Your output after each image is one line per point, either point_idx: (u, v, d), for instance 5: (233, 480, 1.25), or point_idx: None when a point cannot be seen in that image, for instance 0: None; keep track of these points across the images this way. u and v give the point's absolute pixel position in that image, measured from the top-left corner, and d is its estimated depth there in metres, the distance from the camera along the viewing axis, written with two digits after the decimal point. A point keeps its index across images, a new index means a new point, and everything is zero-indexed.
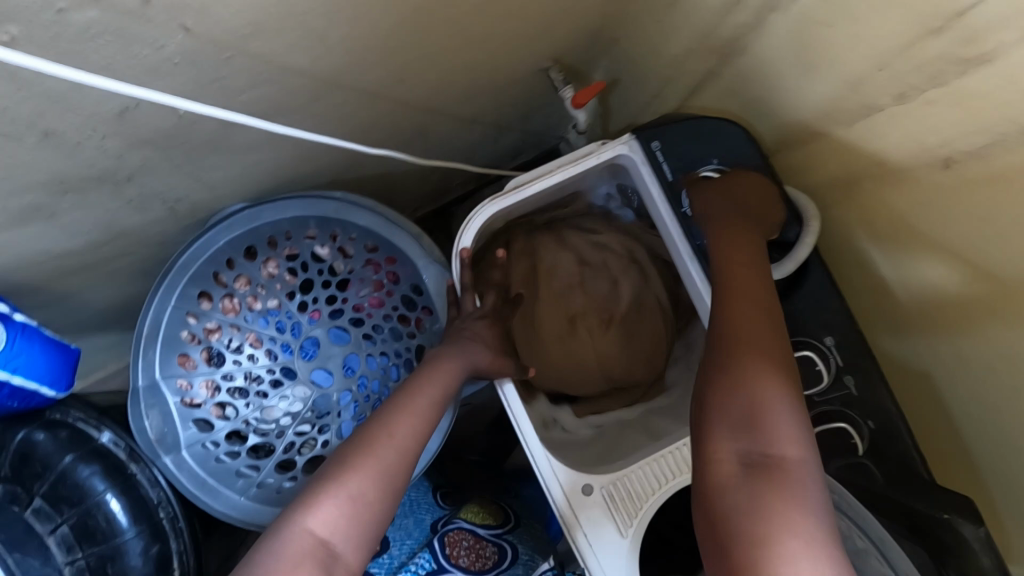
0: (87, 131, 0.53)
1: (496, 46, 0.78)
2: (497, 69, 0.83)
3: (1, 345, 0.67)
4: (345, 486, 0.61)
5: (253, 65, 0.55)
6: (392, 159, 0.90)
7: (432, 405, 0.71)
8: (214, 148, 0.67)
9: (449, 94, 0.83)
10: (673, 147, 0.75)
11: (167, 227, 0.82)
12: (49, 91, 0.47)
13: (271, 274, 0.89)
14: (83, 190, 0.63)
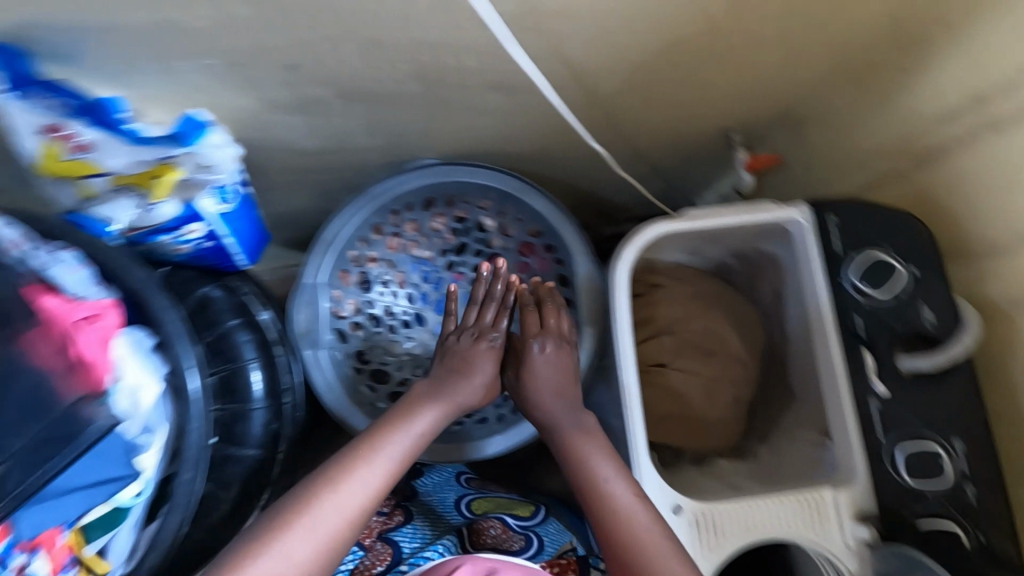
0: (394, 45, 0.63)
1: (709, 94, 0.86)
2: (696, 115, 0.92)
3: (229, 205, 0.73)
4: (276, 549, 0.59)
5: (542, 32, 0.65)
6: (570, 164, 0.98)
7: (397, 460, 0.70)
8: (458, 96, 0.76)
9: (648, 123, 0.92)
10: (850, 225, 0.80)
11: (371, 157, 0.91)
12: (401, 0, 0.56)
13: (436, 229, 0.98)
14: (348, 99, 0.73)
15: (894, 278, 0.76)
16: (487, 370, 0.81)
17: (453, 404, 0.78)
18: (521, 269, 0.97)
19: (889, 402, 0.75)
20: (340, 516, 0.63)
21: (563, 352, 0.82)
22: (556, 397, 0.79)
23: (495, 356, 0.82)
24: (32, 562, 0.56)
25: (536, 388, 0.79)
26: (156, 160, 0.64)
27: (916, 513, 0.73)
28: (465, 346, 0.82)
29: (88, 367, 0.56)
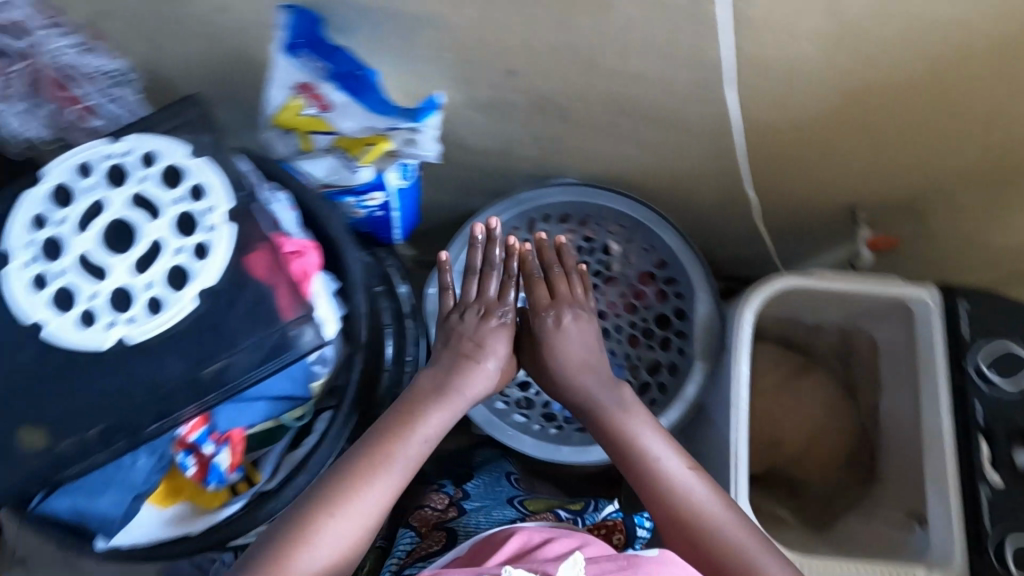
0: (603, 70, 0.69)
1: (854, 172, 0.90)
2: (835, 190, 0.95)
3: (404, 185, 0.82)
4: (322, 538, 0.57)
5: (733, 84, 0.71)
6: (698, 209, 1.03)
7: (408, 459, 0.63)
8: (628, 128, 0.82)
9: (786, 190, 0.96)
10: (978, 317, 0.83)
11: (522, 167, 0.98)
12: (628, 34, 0.63)
13: (564, 243, 1.03)
14: (535, 112, 0.80)
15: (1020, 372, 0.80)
16: (500, 352, 0.72)
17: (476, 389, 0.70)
18: (637, 296, 1.01)
19: (999, 494, 0.76)
20: (382, 491, 0.61)
21: (585, 329, 0.75)
22: (583, 369, 0.73)
23: (499, 333, 0.73)
24: (219, 454, 0.62)
25: (559, 364, 0.73)
26: (388, 127, 0.70)
27: None
28: (473, 323, 0.73)
29: (292, 290, 0.59)
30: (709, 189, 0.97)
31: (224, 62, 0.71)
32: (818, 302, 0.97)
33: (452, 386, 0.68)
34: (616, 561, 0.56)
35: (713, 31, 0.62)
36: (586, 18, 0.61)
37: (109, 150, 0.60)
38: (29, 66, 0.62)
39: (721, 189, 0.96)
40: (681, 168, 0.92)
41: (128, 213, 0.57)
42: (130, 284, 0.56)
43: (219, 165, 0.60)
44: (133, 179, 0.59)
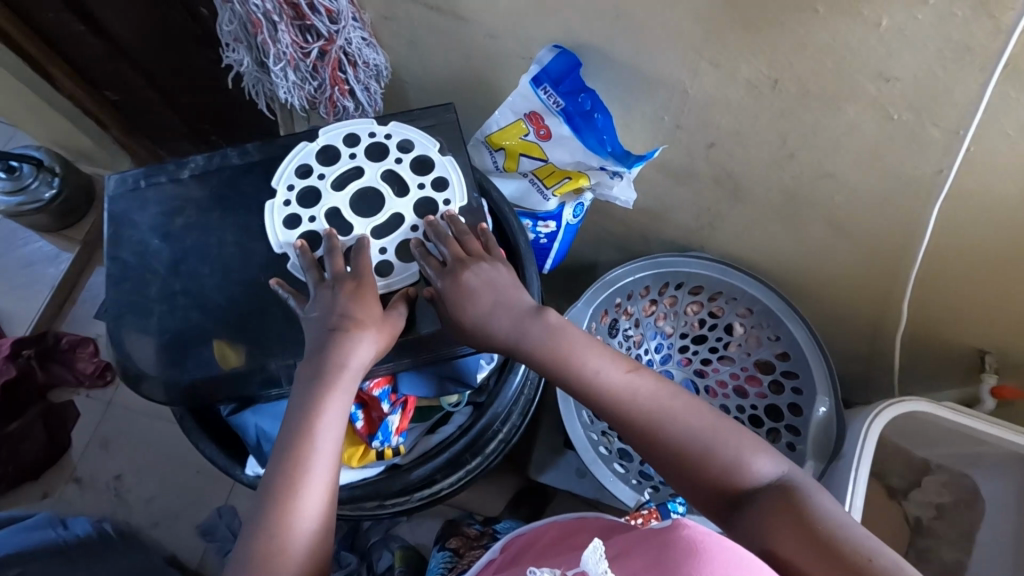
0: (797, 166, 0.75)
1: (997, 325, 0.91)
2: (982, 337, 0.95)
3: (574, 223, 0.87)
4: (293, 492, 0.54)
5: (915, 208, 0.75)
6: (825, 314, 1.05)
7: (332, 425, 0.57)
8: (794, 222, 0.86)
9: (931, 326, 0.96)
10: None
11: (668, 235, 1.02)
12: (840, 138, 0.69)
13: (689, 313, 1.07)
14: (710, 188, 0.86)
15: None
16: (369, 312, 0.61)
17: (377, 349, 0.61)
18: (748, 380, 1.04)
19: None
20: (328, 431, 0.57)
21: (487, 275, 0.63)
22: (499, 309, 0.62)
23: (360, 295, 0.62)
24: (391, 416, 0.74)
25: (473, 311, 0.62)
26: (596, 166, 0.78)
27: None
28: (343, 296, 0.61)
29: None
30: (845, 300, 0.99)
31: (473, 76, 0.81)
32: (938, 434, 0.96)
33: (353, 334, 0.60)
34: (618, 545, 0.51)
35: (938, 156, 0.66)
36: (822, 118, 0.67)
37: (374, 129, 0.72)
38: (325, 46, 0.71)
39: (860, 306, 0.98)
40: (827, 272, 0.95)
41: (378, 185, 0.69)
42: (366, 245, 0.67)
43: (460, 165, 0.71)
44: (389, 159, 0.71)
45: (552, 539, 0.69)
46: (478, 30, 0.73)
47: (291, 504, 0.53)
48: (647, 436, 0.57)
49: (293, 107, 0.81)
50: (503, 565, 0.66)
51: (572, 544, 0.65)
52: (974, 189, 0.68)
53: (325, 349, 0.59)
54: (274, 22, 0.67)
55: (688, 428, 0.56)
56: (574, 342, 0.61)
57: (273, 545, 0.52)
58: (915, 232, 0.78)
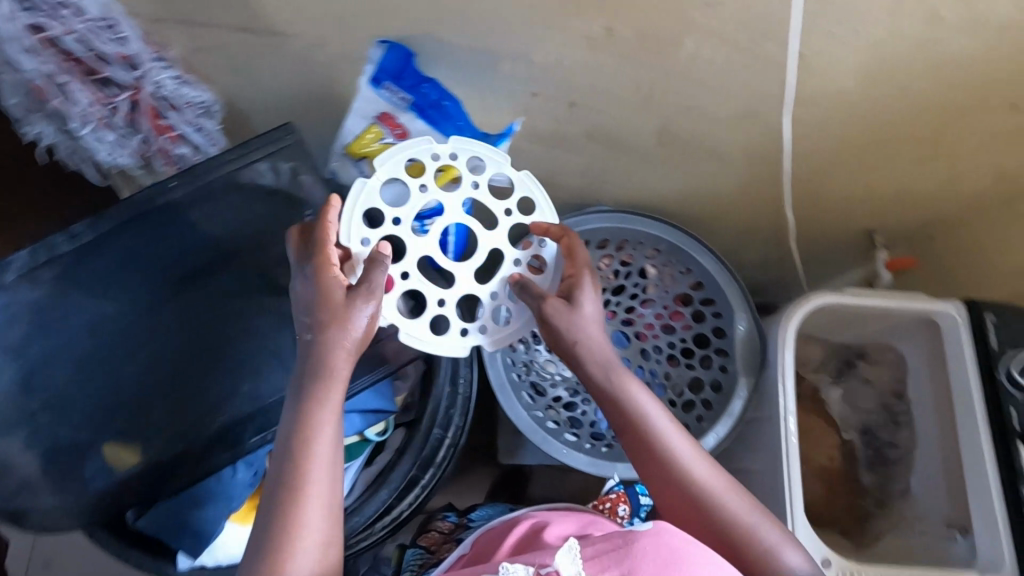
0: (660, 108, 0.76)
1: (877, 204, 0.96)
2: (864, 219, 1.00)
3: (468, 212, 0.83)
4: (292, 518, 0.50)
5: (775, 121, 0.77)
6: (730, 235, 1.08)
7: (328, 450, 0.54)
8: (673, 159, 0.88)
9: (819, 221, 1.01)
10: (1005, 325, 0.88)
11: (565, 198, 1.02)
12: (688, 71, 0.69)
13: (601, 269, 1.07)
14: (588, 144, 0.85)
15: None
16: (332, 288, 0.58)
17: (355, 329, 0.57)
18: (673, 317, 1.05)
19: None
20: (323, 451, 0.54)
21: (596, 313, 0.65)
22: (603, 339, 0.65)
23: (320, 277, 0.58)
24: None
25: (574, 340, 0.64)
26: None
27: None
28: (309, 287, 0.59)
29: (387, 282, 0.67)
30: (743, 218, 1.02)
31: (314, 89, 0.75)
32: (849, 319, 1.02)
33: (331, 331, 0.57)
34: (610, 540, 0.48)
35: (775, 69, 0.68)
36: (666, 56, 0.67)
37: (437, 151, 0.68)
38: (133, 95, 0.65)
39: (753, 221, 1.02)
40: (720, 196, 0.97)
41: (465, 221, 0.70)
42: (473, 289, 0.70)
43: (540, 183, 0.71)
44: (467, 185, 0.70)
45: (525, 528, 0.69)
46: (297, 42, 0.68)
47: (286, 552, 0.49)
48: (696, 490, 0.59)
49: (129, 168, 0.74)
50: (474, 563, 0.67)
51: (543, 538, 0.64)
52: (819, 89, 0.71)
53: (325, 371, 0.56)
54: (64, 84, 0.61)
55: (729, 506, 0.58)
56: (631, 392, 0.62)
57: None
58: (781, 143, 0.81)
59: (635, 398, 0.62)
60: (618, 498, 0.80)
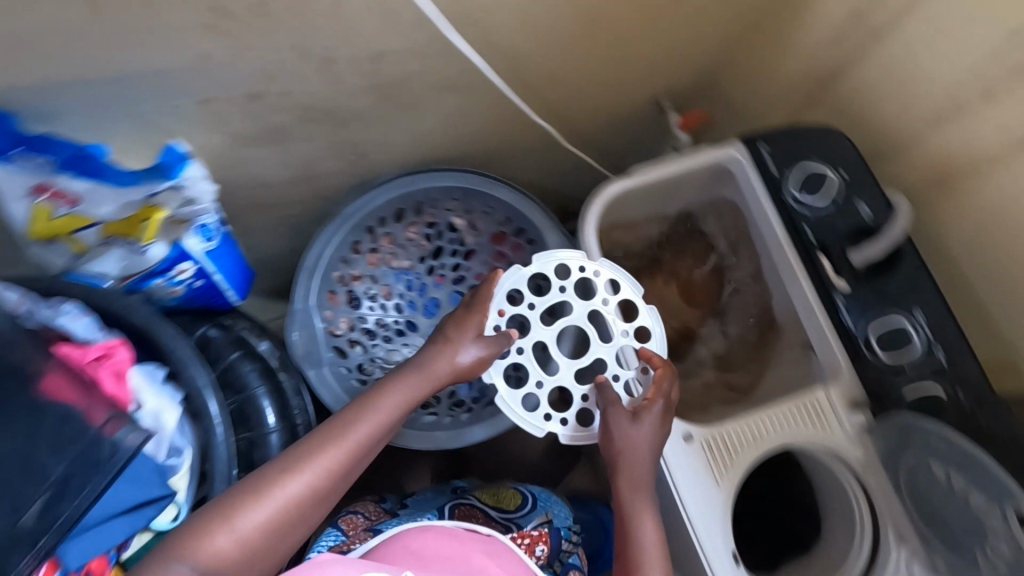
0: (343, 60, 0.70)
1: (632, 73, 0.94)
2: (630, 91, 0.99)
3: (212, 245, 0.79)
4: (308, 467, 0.65)
5: (466, 30, 0.73)
6: (524, 156, 1.05)
7: (364, 435, 0.69)
8: (406, 105, 0.83)
9: (589, 107, 0.99)
10: (777, 150, 0.88)
11: (339, 183, 0.96)
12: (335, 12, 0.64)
13: (411, 238, 1.04)
14: (309, 124, 0.79)
15: (828, 185, 0.84)
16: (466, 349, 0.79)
17: (459, 370, 0.78)
18: (497, 258, 1.04)
19: (855, 298, 0.81)
20: (360, 428, 0.70)
21: (656, 431, 0.78)
22: (654, 444, 0.78)
23: (442, 348, 0.78)
24: None
25: (634, 440, 0.77)
26: (147, 192, 0.72)
27: (903, 387, 0.78)
28: (431, 346, 0.79)
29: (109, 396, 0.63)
30: (522, 135, 0.99)
31: None
32: (656, 196, 1.02)
33: (434, 347, 0.79)
34: None
35: None
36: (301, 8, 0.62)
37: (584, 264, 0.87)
38: None
39: (529, 132, 0.99)
40: (484, 122, 0.93)
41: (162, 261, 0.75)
42: (575, 391, 0.85)
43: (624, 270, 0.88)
44: (596, 300, 0.87)
45: (448, 535, 0.87)
46: None
47: (266, 494, 0.62)
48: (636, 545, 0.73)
49: None
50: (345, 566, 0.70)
51: None
52: None
53: (411, 397, 0.75)
54: None
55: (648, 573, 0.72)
56: (643, 494, 0.76)
57: (262, 493, 0.62)
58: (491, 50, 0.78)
59: (640, 455, 0.77)
60: (540, 534, 0.99)
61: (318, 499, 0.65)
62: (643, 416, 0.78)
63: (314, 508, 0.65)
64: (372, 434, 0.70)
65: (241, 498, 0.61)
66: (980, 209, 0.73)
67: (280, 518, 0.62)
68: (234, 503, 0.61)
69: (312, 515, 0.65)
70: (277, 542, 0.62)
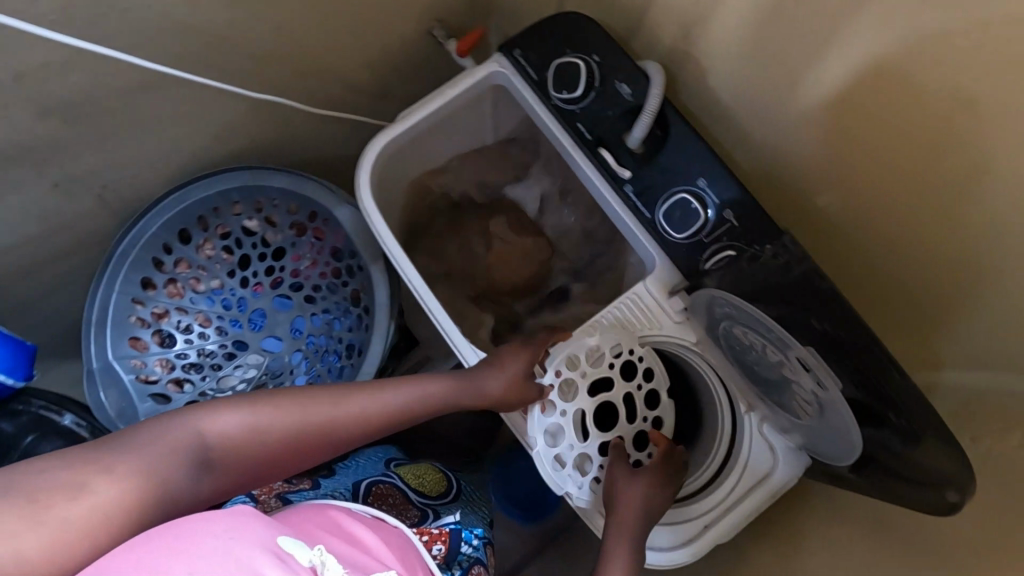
0: None
1: (372, 15, 0.88)
2: (386, 38, 0.94)
3: None
4: (312, 412, 0.68)
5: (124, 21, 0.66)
6: (308, 134, 0.99)
7: (361, 416, 0.71)
8: (120, 117, 0.76)
9: (350, 66, 0.94)
10: (530, 49, 0.81)
11: (108, 221, 0.89)
12: None
13: (209, 256, 0.96)
14: (11, 169, 0.72)
15: (583, 73, 0.77)
16: (495, 384, 0.77)
17: (490, 399, 0.77)
18: (307, 248, 0.97)
19: (640, 181, 0.77)
20: (363, 406, 0.72)
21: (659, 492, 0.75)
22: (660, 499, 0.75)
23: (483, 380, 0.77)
24: None
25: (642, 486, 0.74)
26: None
27: (702, 258, 0.75)
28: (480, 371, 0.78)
29: None
30: (287, 113, 0.93)
31: None
32: (444, 134, 0.96)
33: (482, 374, 0.77)
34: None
35: None
36: None
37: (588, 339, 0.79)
38: None
39: (294, 106, 0.93)
40: (232, 111, 0.87)
41: None
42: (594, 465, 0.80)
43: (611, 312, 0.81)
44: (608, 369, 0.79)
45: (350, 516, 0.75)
46: None
47: (260, 419, 0.64)
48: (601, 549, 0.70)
49: None
50: (264, 525, 0.48)
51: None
52: None
53: (432, 399, 0.77)
54: None
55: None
56: (641, 526, 0.72)
57: (257, 421, 0.64)
58: (175, 33, 0.71)
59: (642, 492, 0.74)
60: (440, 534, 0.87)
61: (278, 453, 0.66)
62: (649, 473, 0.76)
63: (269, 459, 0.65)
64: (368, 432, 0.72)
65: (241, 401, 0.64)
66: (728, 48, 0.71)
67: (237, 448, 0.63)
68: (232, 404, 0.64)
69: (256, 468, 0.65)
70: (225, 464, 0.62)
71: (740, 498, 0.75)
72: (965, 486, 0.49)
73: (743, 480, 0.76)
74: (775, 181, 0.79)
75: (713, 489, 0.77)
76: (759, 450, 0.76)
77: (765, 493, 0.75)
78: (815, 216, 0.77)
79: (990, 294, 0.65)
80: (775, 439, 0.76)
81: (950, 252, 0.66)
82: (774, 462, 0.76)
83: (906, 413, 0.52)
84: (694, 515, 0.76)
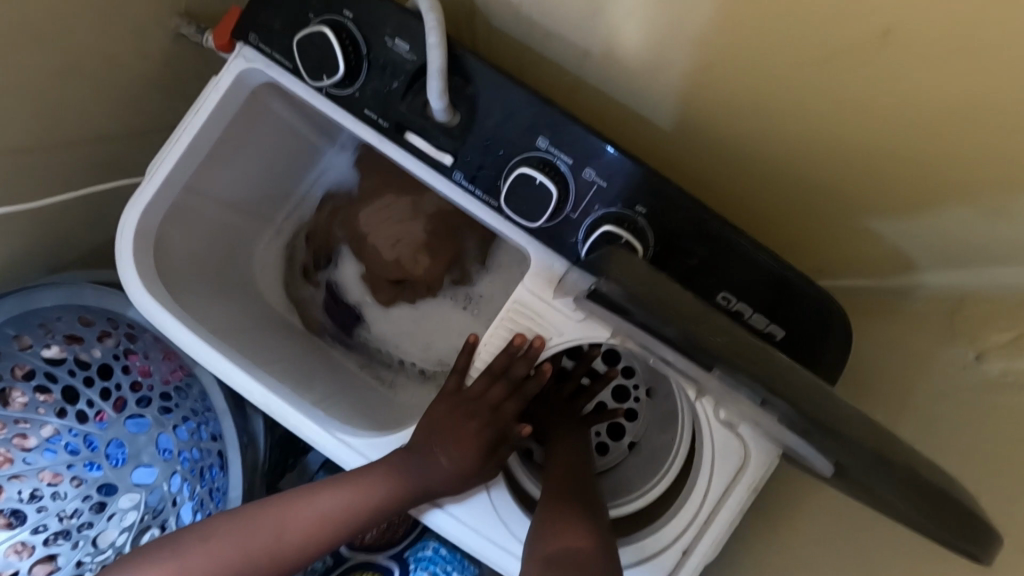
0: None
1: (78, 49, 0.67)
2: (120, 67, 0.72)
3: None
4: (249, 539, 0.59)
5: None
6: (78, 210, 0.80)
7: (316, 519, 0.60)
8: None
9: (89, 125, 0.73)
10: (270, 27, 0.58)
11: None
12: None
13: (23, 404, 0.74)
14: None
15: (336, 44, 0.54)
16: (461, 453, 0.61)
17: (452, 481, 0.60)
18: (136, 356, 0.81)
19: (466, 164, 0.57)
20: (312, 510, 0.60)
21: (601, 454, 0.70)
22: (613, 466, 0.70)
23: (446, 430, 0.62)
24: None
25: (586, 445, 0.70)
26: None
27: (577, 239, 0.57)
28: (430, 428, 0.63)
29: None
30: (41, 204, 0.73)
31: None
32: (236, 164, 0.73)
33: (444, 444, 0.61)
34: None
35: None
36: None
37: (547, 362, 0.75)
38: None
39: (45, 193, 0.73)
40: None
41: None
42: None
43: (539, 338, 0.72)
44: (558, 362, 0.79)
45: None
46: None
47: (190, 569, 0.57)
48: (566, 488, 0.61)
49: None
50: None
51: None
52: None
53: (377, 500, 0.60)
54: None
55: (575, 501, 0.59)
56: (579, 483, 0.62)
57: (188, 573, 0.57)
58: None
59: (577, 445, 0.69)
60: None
61: None
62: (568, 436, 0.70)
63: None
64: (336, 533, 0.61)
65: (172, 546, 0.58)
66: None
67: None
68: (157, 554, 0.57)
69: None
70: None
71: (718, 504, 0.61)
72: (964, 541, 0.32)
73: (714, 484, 0.61)
74: (635, 100, 0.60)
75: (684, 502, 0.63)
76: (724, 441, 0.60)
77: (743, 491, 0.60)
78: (698, 129, 0.58)
79: (943, 174, 0.47)
80: (739, 423, 0.60)
81: (881, 139, 0.47)
82: (745, 452, 0.60)
83: (838, 448, 0.34)
84: (667, 542, 0.62)
